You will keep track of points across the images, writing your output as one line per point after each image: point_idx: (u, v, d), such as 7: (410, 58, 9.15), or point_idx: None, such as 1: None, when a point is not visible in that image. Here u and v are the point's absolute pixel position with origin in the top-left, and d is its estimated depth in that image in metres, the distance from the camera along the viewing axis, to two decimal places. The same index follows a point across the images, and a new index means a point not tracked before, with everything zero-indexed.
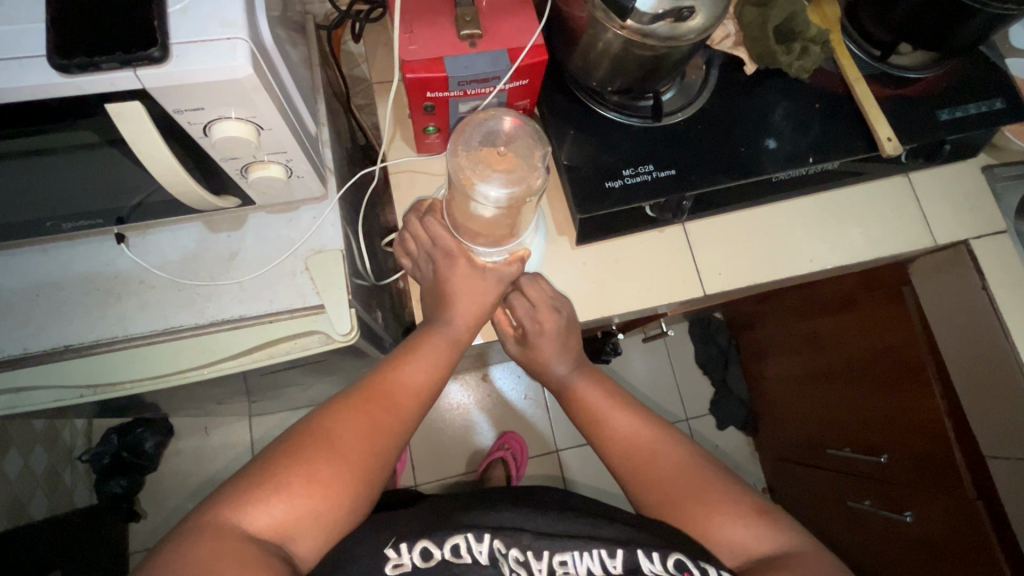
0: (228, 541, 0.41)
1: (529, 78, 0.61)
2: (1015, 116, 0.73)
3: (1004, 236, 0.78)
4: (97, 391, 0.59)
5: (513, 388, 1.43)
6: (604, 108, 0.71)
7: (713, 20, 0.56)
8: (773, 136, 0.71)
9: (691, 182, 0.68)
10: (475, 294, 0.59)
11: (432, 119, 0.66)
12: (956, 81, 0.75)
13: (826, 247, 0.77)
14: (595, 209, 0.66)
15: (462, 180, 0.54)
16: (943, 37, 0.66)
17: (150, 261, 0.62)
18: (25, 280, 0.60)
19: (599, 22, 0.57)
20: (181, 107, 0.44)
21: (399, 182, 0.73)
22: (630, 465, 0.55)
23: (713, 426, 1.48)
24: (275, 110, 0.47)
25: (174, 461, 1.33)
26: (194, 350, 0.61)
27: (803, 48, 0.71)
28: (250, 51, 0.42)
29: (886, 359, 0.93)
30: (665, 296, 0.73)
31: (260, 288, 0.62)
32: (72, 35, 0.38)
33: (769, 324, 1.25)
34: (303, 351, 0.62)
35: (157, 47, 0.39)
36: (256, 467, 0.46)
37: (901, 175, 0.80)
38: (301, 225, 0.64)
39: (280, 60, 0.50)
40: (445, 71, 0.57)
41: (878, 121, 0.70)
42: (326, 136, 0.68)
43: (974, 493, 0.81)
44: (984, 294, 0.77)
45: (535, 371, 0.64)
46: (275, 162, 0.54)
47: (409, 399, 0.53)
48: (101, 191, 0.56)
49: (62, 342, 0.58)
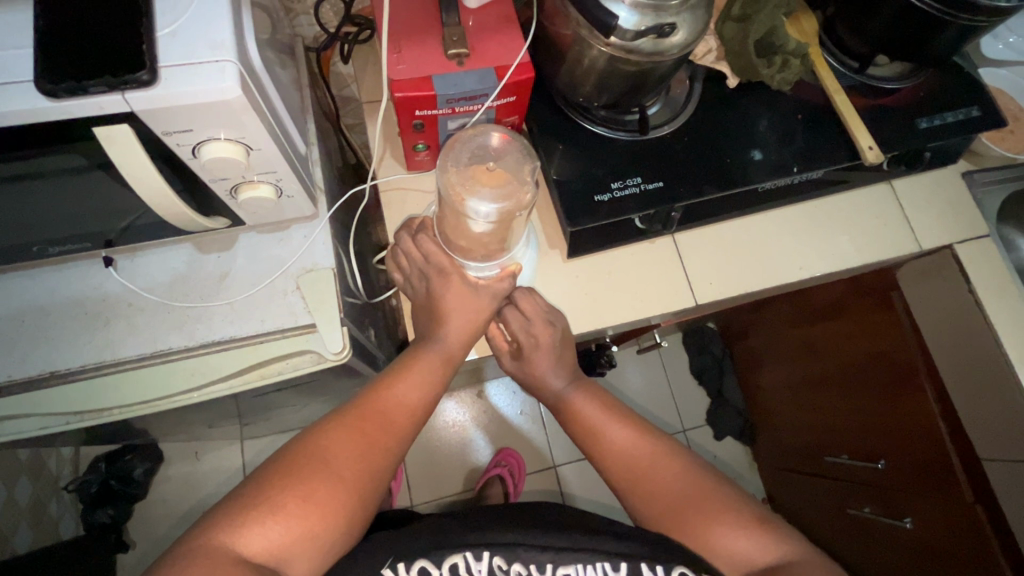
0: (220, 565, 0.40)
1: (516, 95, 0.62)
2: (991, 123, 0.75)
3: (988, 240, 0.79)
4: (83, 417, 0.58)
5: (508, 404, 1.42)
6: (592, 123, 0.72)
7: (697, 34, 0.56)
8: (759, 147, 0.73)
9: (679, 194, 0.69)
10: (467, 311, 0.59)
11: (422, 137, 0.66)
12: (933, 90, 0.77)
13: (815, 254, 0.78)
14: (584, 221, 0.67)
15: (451, 197, 0.54)
16: (921, 47, 0.68)
17: (138, 283, 0.61)
18: (11, 306, 0.59)
19: (584, 40, 0.57)
20: (169, 129, 0.43)
21: (389, 200, 0.73)
22: (630, 478, 0.54)
23: (711, 436, 1.47)
24: (263, 130, 0.47)
25: (163, 488, 1.30)
26: (184, 373, 0.60)
27: (784, 61, 0.72)
28: (238, 72, 0.42)
29: (880, 364, 0.94)
30: (658, 306, 0.74)
31: (251, 308, 0.61)
32: (59, 61, 0.39)
33: (762, 332, 1.26)
34: (295, 371, 0.61)
35: (146, 71, 0.39)
36: (251, 488, 0.45)
37: (885, 183, 0.81)
38: (291, 244, 0.64)
39: (268, 81, 0.51)
40: (434, 89, 0.58)
41: (860, 131, 0.71)
42: (316, 156, 0.68)
43: (973, 497, 0.82)
44: (971, 296, 0.77)
45: (530, 386, 0.64)
46: (265, 182, 0.54)
47: (402, 418, 0.52)
48: (89, 215, 0.56)
49: (48, 368, 0.57)
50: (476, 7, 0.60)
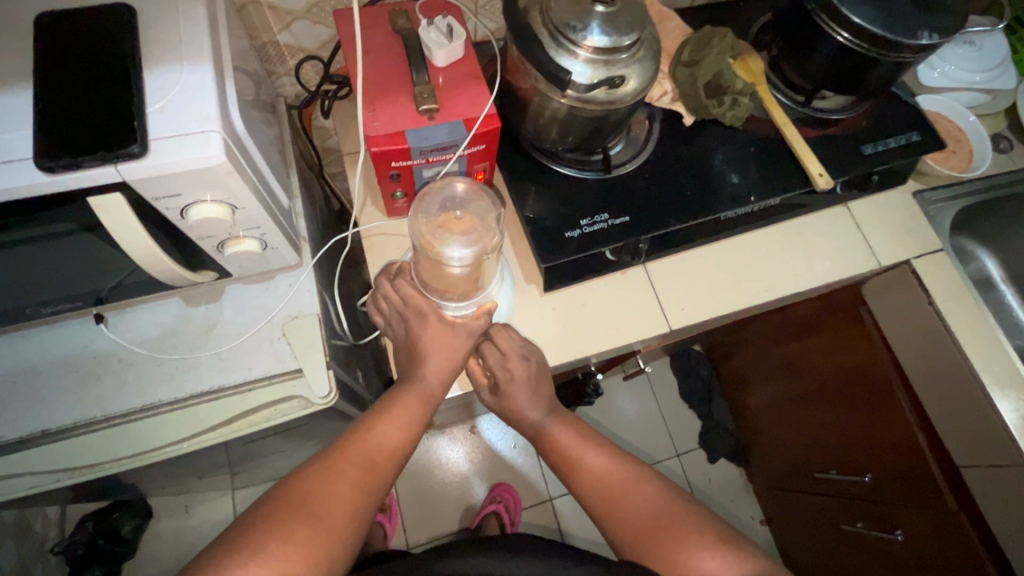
0: None
1: (486, 143, 0.66)
2: (932, 146, 0.81)
3: (941, 254, 0.83)
4: (73, 475, 0.59)
5: (500, 438, 1.42)
6: (560, 165, 0.77)
7: (648, 81, 0.61)
8: (717, 178, 0.78)
9: (644, 228, 0.73)
10: (447, 350, 0.61)
11: (399, 186, 0.70)
12: (874, 119, 0.83)
13: (781, 276, 0.81)
14: (556, 257, 0.71)
15: (424, 244, 0.58)
16: (857, 82, 0.74)
17: (129, 338, 0.63)
18: (4, 367, 0.61)
19: (544, 92, 0.62)
20: (159, 194, 0.47)
21: (371, 245, 0.77)
22: (605, 504, 0.56)
23: (704, 459, 1.48)
24: (247, 191, 0.51)
25: (152, 545, 1.28)
26: (173, 425, 0.61)
27: (734, 100, 0.78)
28: (223, 140, 0.45)
29: (857, 377, 0.97)
30: (633, 334, 0.77)
31: (239, 358, 0.63)
32: (58, 139, 0.42)
33: (746, 352, 1.29)
34: (283, 417, 0.63)
35: (138, 144, 0.43)
36: (235, 533, 0.46)
37: (841, 206, 0.86)
38: (277, 292, 0.67)
39: (253, 144, 0.55)
40: (408, 142, 0.62)
41: (809, 159, 0.77)
42: (299, 207, 0.72)
43: (956, 505, 0.83)
44: (932, 308, 0.81)
45: (511, 419, 0.66)
46: (250, 237, 0.57)
47: (385, 457, 0.54)
48: (80, 276, 0.58)
49: (39, 427, 0.58)
50: (444, 65, 0.65)
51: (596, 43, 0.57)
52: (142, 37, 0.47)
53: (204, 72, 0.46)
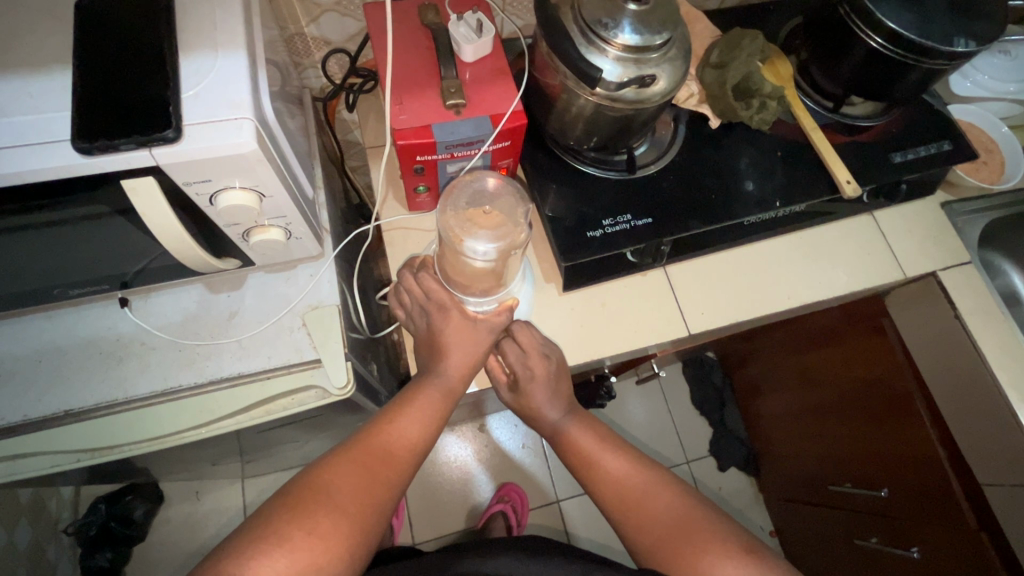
0: None
1: (511, 139, 0.66)
2: (964, 155, 0.79)
3: (970, 266, 0.81)
4: (94, 455, 0.60)
5: (509, 438, 1.42)
6: (582, 163, 0.76)
7: (677, 81, 0.61)
8: (742, 182, 0.77)
9: (667, 230, 0.73)
10: (465, 345, 0.61)
11: (422, 180, 0.70)
12: (904, 127, 0.81)
13: (804, 283, 0.80)
14: (578, 256, 0.71)
15: (450, 238, 0.58)
16: (890, 88, 0.73)
17: (152, 323, 0.64)
18: (30, 346, 0.62)
19: (572, 90, 0.62)
20: (190, 179, 0.47)
21: (392, 239, 0.77)
22: (623, 508, 0.56)
23: (715, 467, 1.47)
24: (276, 179, 0.51)
25: (164, 530, 1.29)
26: (192, 410, 0.61)
27: (762, 103, 0.77)
28: (255, 128, 0.46)
29: (876, 390, 0.95)
30: (653, 336, 0.76)
31: (259, 346, 0.64)
32: (95, 122, 0.43)
33: (760, 361, 1.28)
34: (300, 406, 0.63)
35: (172, 129, 0.43)
36: (257, 522, 0.46)
37: (867, 215, 0.85)
38: (298, 282, 0.67)
39: (281, 133, 0.55)
40: (434, 136, 0.62)
41: (837, 166, 0.75)
42: (322, 199, 0.72)
43: (977, 524, 0.82)
44: (958, 322, 0.79)
45: (528, 417, 0.66)
46: (275, 226, 0.58)
47: (405, 451, 0.54)
48: (107, 259, 0.59)
49: (62, 407, 0.59)
50: (472, 60, 0.65)
51: (627, 42, 0.57)
52: (178, 23, 0.47)
53: (238, 60, 0.47)
